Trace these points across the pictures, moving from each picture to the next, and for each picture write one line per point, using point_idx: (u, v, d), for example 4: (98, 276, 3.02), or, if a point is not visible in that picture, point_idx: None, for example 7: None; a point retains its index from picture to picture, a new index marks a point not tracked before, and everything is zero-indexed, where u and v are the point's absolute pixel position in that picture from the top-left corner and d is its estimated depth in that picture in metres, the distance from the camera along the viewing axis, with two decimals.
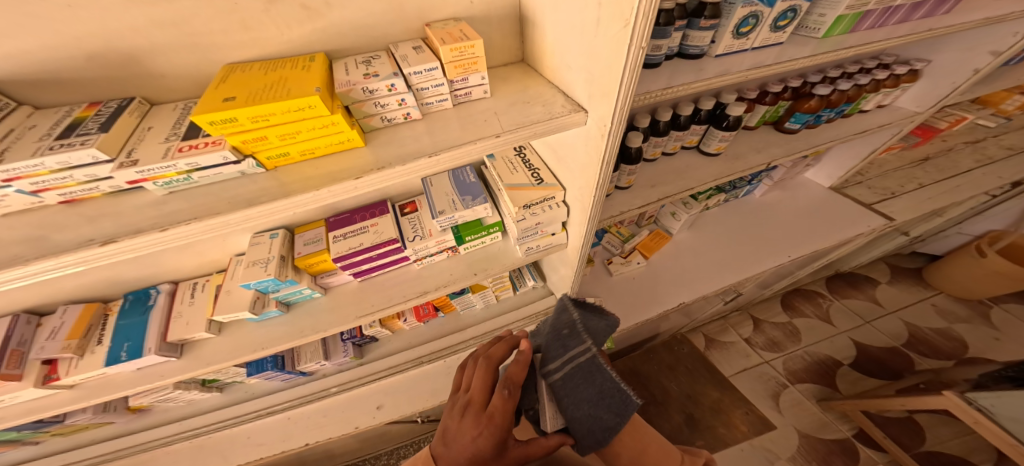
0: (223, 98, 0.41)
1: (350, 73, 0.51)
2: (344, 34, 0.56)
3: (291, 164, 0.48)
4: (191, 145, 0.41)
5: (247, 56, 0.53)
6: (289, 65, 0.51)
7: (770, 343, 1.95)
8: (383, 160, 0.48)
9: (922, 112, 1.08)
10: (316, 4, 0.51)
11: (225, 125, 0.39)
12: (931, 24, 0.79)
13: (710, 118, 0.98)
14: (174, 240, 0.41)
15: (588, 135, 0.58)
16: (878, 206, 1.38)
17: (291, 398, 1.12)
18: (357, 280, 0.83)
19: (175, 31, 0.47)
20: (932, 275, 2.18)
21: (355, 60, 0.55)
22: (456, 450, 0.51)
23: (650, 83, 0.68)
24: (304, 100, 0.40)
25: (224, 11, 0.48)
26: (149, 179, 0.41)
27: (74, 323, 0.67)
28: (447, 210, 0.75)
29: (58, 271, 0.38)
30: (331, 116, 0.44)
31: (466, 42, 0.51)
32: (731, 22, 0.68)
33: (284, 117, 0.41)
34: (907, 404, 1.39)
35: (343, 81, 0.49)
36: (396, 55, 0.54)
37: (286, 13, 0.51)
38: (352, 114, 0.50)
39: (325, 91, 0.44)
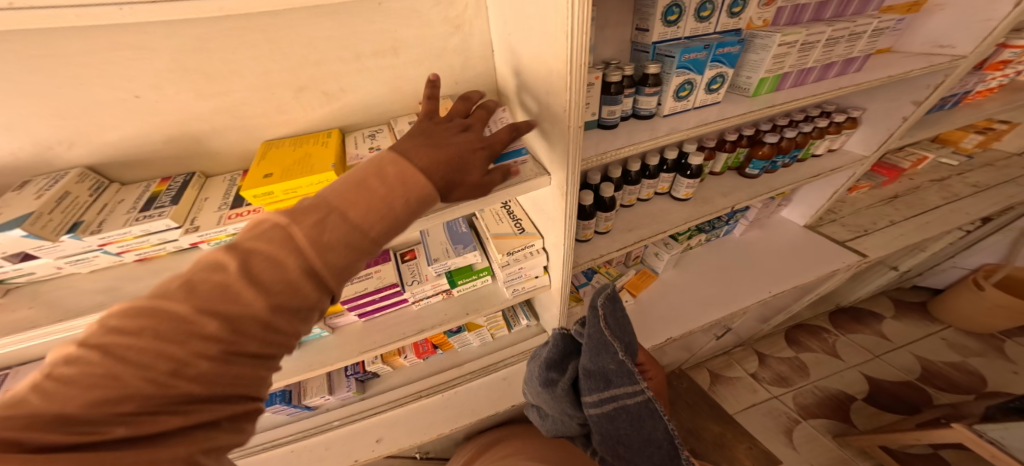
0: (263, 175, 0.53)
1: (358, 146, 0.64)
2: (355, 112, 0.70)
3: None
4: (237, 213, 0.53)
5: (279, 132, 0.67)
6: (311, 141, 0.64)
7: (777, 378, 1.92)
8: None
9: (870, 156, 1.27)
10: (334, 91, 0.66)
11: (264, 197, 0.51)
12: (844, 81, 0.98)
13: (676, 167, 1.11)
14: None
15: (554, 192, 0.70)
16: (851, 242, 1.47)
17: (296, 431, 1.20)
18: (362, 320, 0.92)
19: (228, 117, 0.61)
20: (936, 308, 2.16)
21: (363, 134, 0.70)
22: (264, 288, 0.34)
23: (609, 142, 0.81)
24: (323, 175, 0.53)
25: (264, 99, 0.62)
26: (204, 240, 0.53)
27: None
28: (442, 257, 0.85)
29: None
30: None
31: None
32: (670, 88, 0.83)
33: (308, 189, 0.53)
34: (923, 438, 1.30)
35: (353, 155, 0.61)
36: (397, 129, 0.68)
37: (311, 99, 0.65)
38: None
39: (339, 166, 0.56)
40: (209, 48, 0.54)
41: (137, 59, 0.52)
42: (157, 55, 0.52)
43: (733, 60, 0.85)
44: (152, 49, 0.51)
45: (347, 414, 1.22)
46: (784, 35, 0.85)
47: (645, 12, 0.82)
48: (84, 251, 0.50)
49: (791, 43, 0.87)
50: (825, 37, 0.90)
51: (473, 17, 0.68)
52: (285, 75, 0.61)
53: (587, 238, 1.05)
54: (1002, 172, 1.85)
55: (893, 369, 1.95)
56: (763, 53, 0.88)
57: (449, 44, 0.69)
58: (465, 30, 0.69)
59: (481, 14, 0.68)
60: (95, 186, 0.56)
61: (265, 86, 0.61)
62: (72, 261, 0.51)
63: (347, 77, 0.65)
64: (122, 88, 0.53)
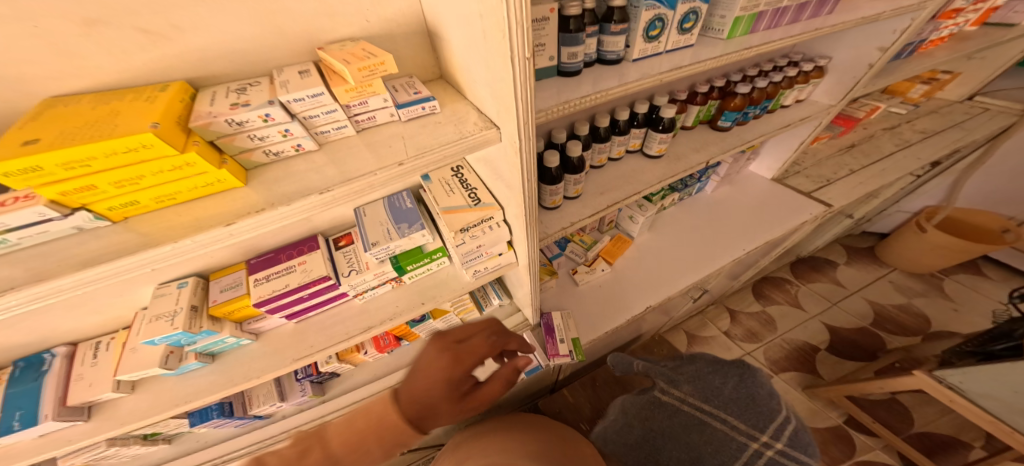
0: (21, 142, 0.35)
1: (215, 103, 0.45)
2: (209, 59, 0.51)
3: (145, 213, 0.44)
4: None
5: (77, 87, 0.46)
6: (131, 96, 0.45)
7: (749, 334, 1.98)
8: (266, 201, 0.45)
9: (835, 105, 1.23)
10: (161, 28, 0.46)
11: (26, 175, 0.34)
12: (817, 23, 0.90)
13: (647, 121, 1.00)
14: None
15: (505, 151, 0.56)
16: (816, 193, 1.46)
17: (247, 444, 1.03)
18: (293, 321, 0.77)
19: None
20: (884, 252, 2.30)
21: (227, 88, 0.51)
22: None
23: (571, 91, 0.68)
24: (135, 138, 0.35)
25: (29, 35, 0.41)
26: None
27: None
28: (381, 240, 0.70)
29: None
30: (182, 156, 0.40)
31: (375, 60, 0.48)
32: (638, 26, 0.70)
33: (109, 161, 0.36)
34: (886, 386, 1.34)
35: (202, 112, 0.43)
36: (276, 81, 0.50)
37: (122, 37, 0.45)
38: (223, 149, 0.45)
39: (167, 125, 0.39)
40: None
41: None
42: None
43: None
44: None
45: (305, 420, 1.07)
46: None
47: None
48: None
49: None
50: None
51: None
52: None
53: (554, 206, 0.93)
54: (944, 118, 1.93)
55: (849, 316, 2.06)
56: None
57: None
58: None
59: None
60: None
61: (23, 16, 0.40)
62: None
63: (178, 5, 0.46)
64: None
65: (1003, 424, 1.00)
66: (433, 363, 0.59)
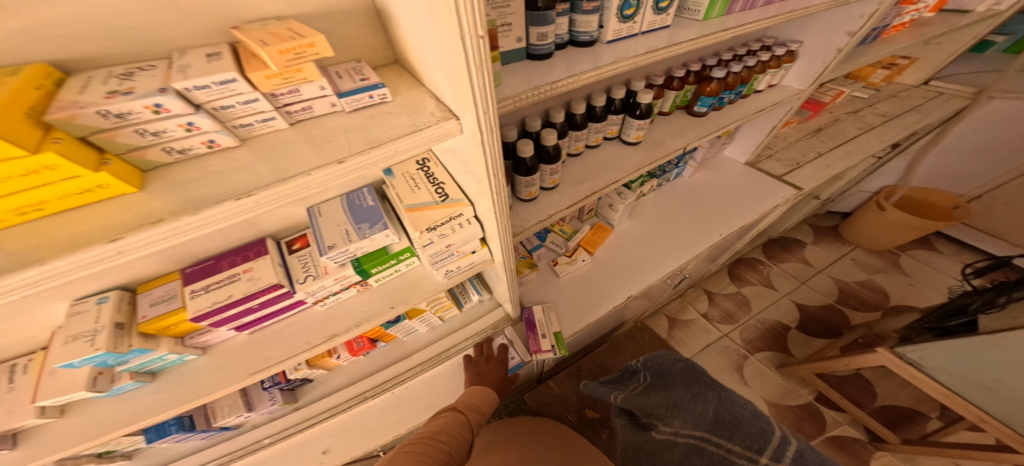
0: None
1: (87, 91, 0.37)
2: (95, 37, 0.41)
3: (12, 226, 0.37)
4: None
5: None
6: None
7: (726, 316, 2.04)
8: (158, 214, 0.38)
9: (804, 90, 1.24)
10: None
11: None
12: (791, 5, 0.88)
13: (624, 107, 0.97)
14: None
15: (468, 143, 0.52)
16: (787, 177, 1.48)
17: (218, 456, 0.96)
18: (245, 332, 0.70)
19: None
20: (847, 232, 2.41)
21: (108, 73, 0.41)
22: None
23: (541, 76, 0.63)
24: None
25: None
26: None
27: None
28: (339, 243, 0.63)
29: None
30: (38, 157, 0.32)
31: (302, 41, 0.41)
32: (613, 5, 0.65)
33: None
34: (852, 364, 1.42)
35: (69, 102, 0.35)
36: (173, 64, 0.41)
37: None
38: (100, 147, 0.37)
39: (7, 116, 0.30)
40: None
41: None
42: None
43: None
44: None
45: (278, 429, 1.01)
46: None
47: None
48: None
49: None
50: None
51: None
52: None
53: (531, 197, 0.89)
54: (904, 102, 2.00)
55: (816, 294, 2.16)
56: None
57: None
58: None
59: None
60: None
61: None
62: None
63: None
64: None
65: (956, 396, 1.11)
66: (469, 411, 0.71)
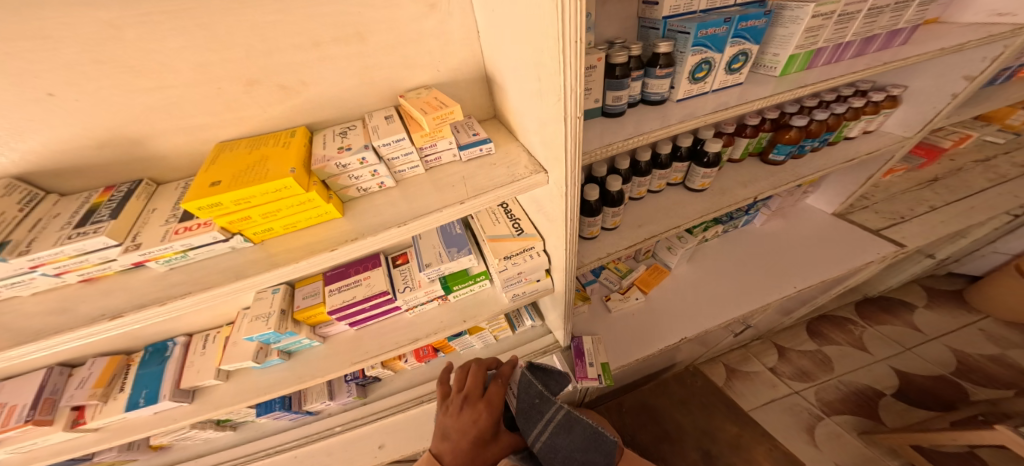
0: (210, 183, 0.48)
1: (327, 147, 0.58)
2: (322, 107, 0.62)
3: (275, 236, 0.56)
4: (186, 227, 0.49)
5: (234, 133, 0.60)
6: (272, 141, 0.58)
7: (799, 373, 1.81)
8: (357, 231, 0.56)
9: (911, 136, 1.13)
10: (294, 84, 0.58)
11: (211, 208, 0.47)
12: (886, 56, 0.85)
13: (690, 155, 1.00)
14: (172, 311, 0.49)
15: (551, 192, 0.61)
16: (886, 231, 1.34)
17: (299, 437, 1.13)
18: (354, 329, 0.88)
19: (165, 115, 0.55)
20: (974, 298, 2.00)
21: (333, 132, 0.62)
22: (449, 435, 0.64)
23: (615, 132, 0.71)
24: (279, 182, 0.47)
25: (212, 96, 0.55)
26: (151, 259, 0.49)
27: (101, 373, 0.74)
28: (434, 262, 0.79)
29: (115, 331, 0.48)
30: (307, 193, 0.51)
31: (446, 109, 0.57)
32: (684, 69, 0.71)
33: (263, 198, 0.48)
34: (959, 439, 1.20)
35: (319, 156, 0.55)
36: (369, 126, 0.61)
37: (266, 94, 0.58)
38: (330, 186, 0.57)
39: (300, 170, 0.51)
40: (128, 35, 0.47)
41: (43, 53, 0.45)
42: (67, 45, 0.45)
43: (757, 34, 0.73)
44: (59, 37, 0.45)
45: (347, 420, 1.16)
46: (819, 4, 0.71)
47: None
48: (17, 273, 0.46)
49: (826, 14, 0.73)
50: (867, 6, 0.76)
51: None
52: (230, 66, 0.53)
53: (592, 236, 0.95)
54: None
55: (926, 363, 1.81)
56: (793, 26, 0.74)
57: (424, 26, 0.60)
58: (442, 9, 0.60)
59: None
60: (26, 198, 0.52)
61: (208, 80, 0.53)
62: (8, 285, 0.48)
63: (307, 65, 0.57)
64: (34, 87, 0.47)
65: None
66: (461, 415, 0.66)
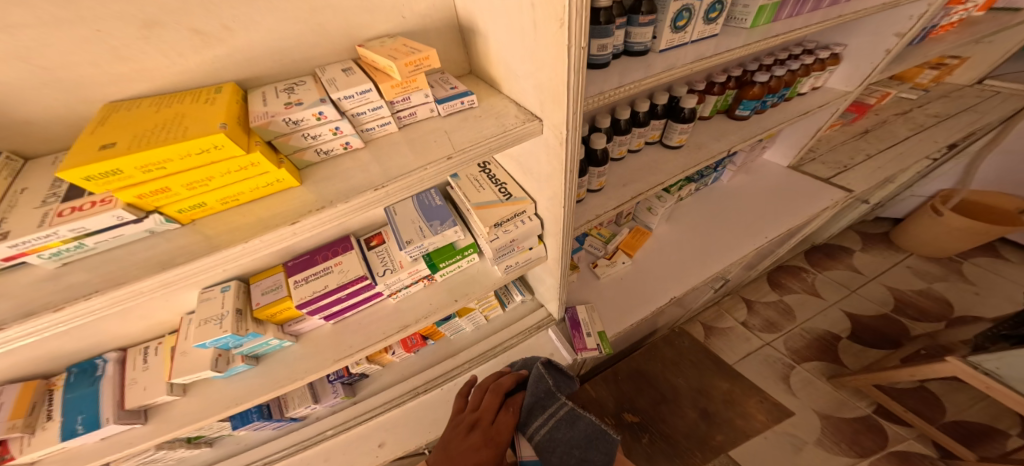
0: (99, 147, 0.37)
1: (269, 103, 0.49)
2: (256, 58, 0.53)
3: (210, 215, 0.47)
4: (73, 207, 0.39)
5: (132, 91, 0.48)
6: (189, 98, 0.47)
7: (767, 324, 1.97)
8: (324, 199, 0.48)
9: (851, 91, 1.21)
10: (214, 29, 0.48)
11: (106, 179, 0.36)
12: (836, 11, 0.89)
13: (667, 112, 1.00)
14: (75, 317, 0.40)
15: (546, 144, 0.57)
16: (835, 179, 1.45)
17: (286, 446, 1.02)
18: (330, 322, 0.80)
19: (30, 66, 0.42)
20: (899, 238, 2.28)
21: (276, 88, 0.53)
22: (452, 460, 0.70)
23: (602, 82, 0.68)
24: (209, 140, 0.38)
25: (91, 39, 0.43)
26: (30, 252, 0.39)
27: (16, 402, 0.61)
28: (416, 238, 0.72)
29: (5, 346, 0.38)
30: (249, 156, 0.42)
31: (419, 55, 0.51)
32: (666, 17, 0.69)
33: (183, 163, 0.39)
34: (916, 373, 1.33)
35: (259, 113, 0.46)
36: (323, 79, 0.52)
37: (176, 39, 0.47)
38: (280, 150, 0.49)
39: (233, 126, 0.42)
40: None
41: None
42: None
43: None
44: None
45: (339, 422, 1.07)
46: None
47: None
48: None
49: None
50: None
51: None
52: (116, 1, 0.42)
53: (579, 199, 0.93)
54: (956, 102, 1.92)
55: (871, 304, 2.04)
56: None
57: None
58: None
59: None
60: None
61: (84, 18, 0.42)
62: None
63: (229, 3, 0.48)
64: None
65: None
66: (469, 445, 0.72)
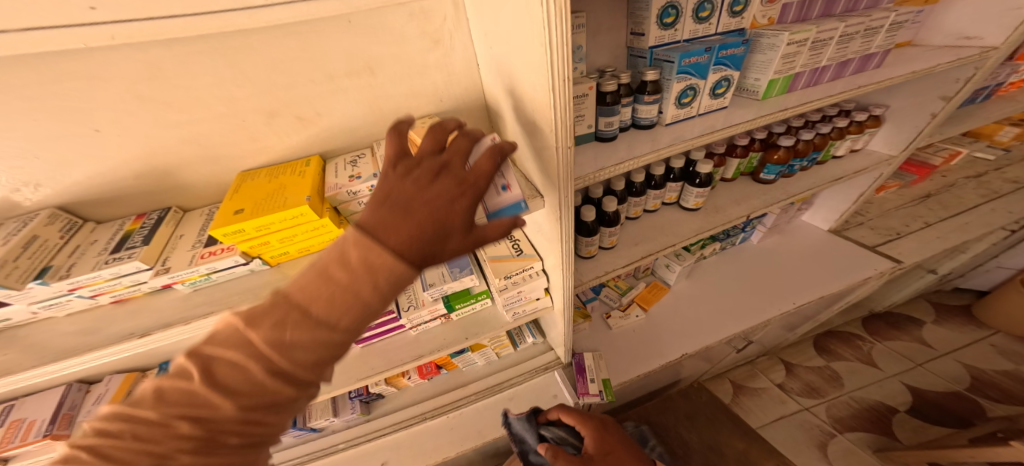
0: (233, 211, 0.52)
1: (339, 175, 0.62)
2: (334, 136, 0.68)
3: (291, 259, 0.61)
4: (211, 252, 0.53)
5: (254, 161, 0.65)
6: (288, 170, 0.62)
7: (807, 389, 1.79)
8: None
9: (897, 155, 1.14)
10: (309, 115, 0.64)
11: (235, 235, 0.51)
12: (862, 79, 0.87)
13: (683, 176, 1.04)
14: (193, 330, 0.53)
15: (548, 216, 0.66)
16: (883, 247, 1.35)
17: (304, 453, 1.13)
18: (360, 345, 0.90)
19: (196, 146, 0.59)
20: (983, 313, 1.98)
21: (345, 161, 0.67)
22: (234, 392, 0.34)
23: (607, 156, 0.74)
24: (296, 210, 0.51)
25: (234, 126, 0.60)
26: (178, 281, 0.53)
27: (117, 389, 0.77)
28: (437, 282, 0.83)
29: (143, 348, 0.52)
30: (321, 221, 0.55)
31: None
32: (671, 96, 0.76)
33: (282, 225, 0.52)
34: (978, 456, 1.16)
35: (331, 184, 0.60)
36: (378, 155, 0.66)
37: (284, 124, 0.63)
38: (342, 213, 0.61)
39: (315, 198, 0.54)
40: (167, 72, 0.52)
41: (101, 90, 0.50)
42: (110, 84, 0.50)
43: (738, 61, 0.77)
44: (103, 77, 0.50)
45: (352, 436, 1.16)
46: (792, 33, 0.75)
47: (639, 16, 0.73)
48: (56, 295, 0.49)
49: (801, 42, 0.77)
50: (838, 34, 0.80)
51: (453, 30, 0.64)
52: (254, 101, 0.59)
53: (590, 255, 0.98)
54: None
55: (938, 380, 1.78)
56: (770, 53, 0.77)
57: (429, 59, 0.65)
58: (445, 44, 0.65)
59: (460, 27, 0.64)
60: (66, 226, 0.56)
61: (233, 113, 0.59)
62: (45, 306, 0.50)
63: (321, 98, 0.63)
64: (81, 124, 0.52)
65: None
66: (315, 298, 0.35)
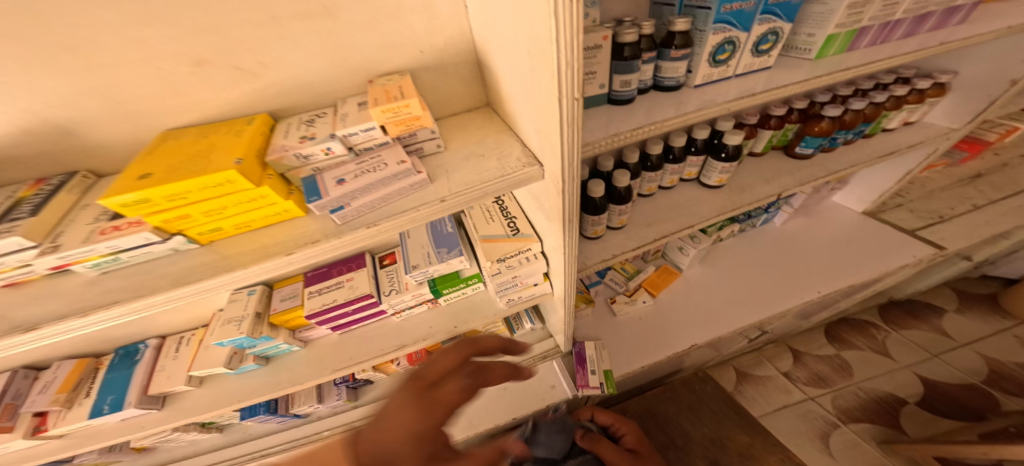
0: (137, 176, 0.41)
1: (289, 135, 0.50)
2: (287, 92, 0.56)
3: (226, 237, 0.50)
4: (114, 226, 0.43)
5: (182, 118, 0.53)
6: (225, 129, 0.51)
7: (815, 379, 1.70)
8: (318, 233, 0.48)
9: (959, 129, 0.99)
10: (250, 65, 0.51)
11: (139, 206, 0.40)
12: (942, 36, 0.72)
13: (708, 148, 0.90)
14: (101, 322, 0.43)
15: (547, 188, 0.55)
16: (922, 232, 1.23)
17: (284, 441, 1.08)
18: (337, 332, 0.82)
19: (104, 99, 0.48)
20: (1008, 301, 1.85)
21: (299, 120, 0.55)
22: None
23: (623, 121, 0.61)
24: (221, 175, 0.40)
25: (150, 76, 0.48)
26: (74, 262, 0.43)
27: (64, 378, 0.70)
28: (421, 264, 0.72)
29: (40, 340, 0.42)
30: (257, 189, 0.43)
31: (400, 102, 0.47)
32: (704, 50, 0.62)
33: (202, 194, 0.41)
34: (992, 452, 1.09)
35: (277, 146, 0.47)
36: (338, 113, 0.52)
37: (219, 76, 0.51)
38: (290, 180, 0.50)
39: (248, 161, 0.43)
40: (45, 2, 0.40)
41: None
42: None
43: (792, 11, 0.63)
44: None
45: (338, 424, 1.10)
46: None
47: None
48: None
49: None
50: None
51: None
52: (174, 44, 0.47)
53: (597, 235, 0.87)
54: None
55: (955, 371, 1.67)
56: (834, 1, 0.63)
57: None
58: None
59: None
60: None
61: (147, 59, 0.47)
62: None
63: (263, 44, 0.50)
64: None
65: None
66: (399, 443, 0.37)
